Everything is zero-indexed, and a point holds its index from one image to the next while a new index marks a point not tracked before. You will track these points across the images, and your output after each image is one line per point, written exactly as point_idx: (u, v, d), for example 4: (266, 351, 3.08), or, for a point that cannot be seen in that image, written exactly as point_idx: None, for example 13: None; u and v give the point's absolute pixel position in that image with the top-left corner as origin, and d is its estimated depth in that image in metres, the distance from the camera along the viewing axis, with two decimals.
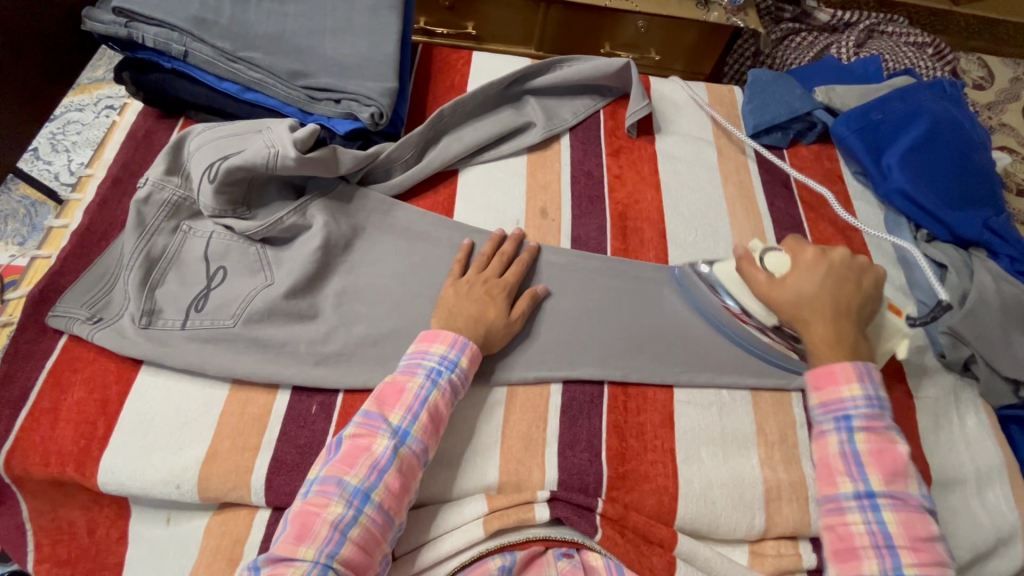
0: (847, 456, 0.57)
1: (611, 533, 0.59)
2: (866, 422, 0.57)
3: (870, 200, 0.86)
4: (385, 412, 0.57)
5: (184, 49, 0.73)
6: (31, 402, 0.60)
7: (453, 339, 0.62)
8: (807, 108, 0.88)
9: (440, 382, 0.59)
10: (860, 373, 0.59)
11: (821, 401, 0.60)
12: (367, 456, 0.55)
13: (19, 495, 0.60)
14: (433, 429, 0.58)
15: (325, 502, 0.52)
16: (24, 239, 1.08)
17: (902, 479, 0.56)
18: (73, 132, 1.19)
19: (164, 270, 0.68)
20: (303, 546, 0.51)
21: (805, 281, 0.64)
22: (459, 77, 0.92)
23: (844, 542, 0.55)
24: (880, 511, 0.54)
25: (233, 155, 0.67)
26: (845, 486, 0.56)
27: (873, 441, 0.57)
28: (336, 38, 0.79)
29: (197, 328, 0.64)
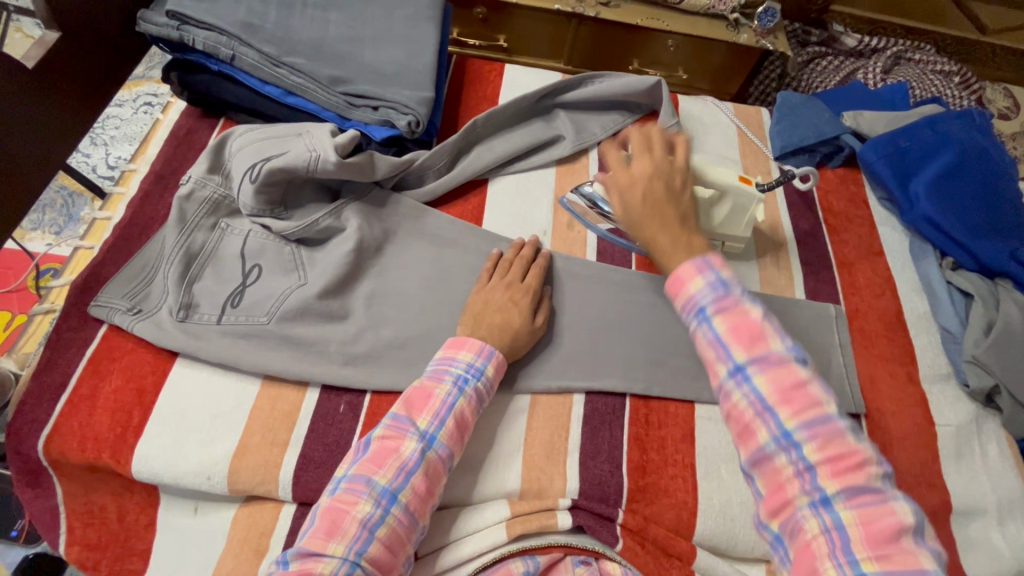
0: (709, 341, 0.50)
1: (631, 543, 0.60)
2: (716, 304, 0.51)
3: (895, 226, 0.87)
4: (412, 416, 0.58)
5: (232, 53, 0.75)
6: (71, 388, 0.62)
7: (479, 347, 0.63)
8: (835, 132, 0.89)
9: (466, 390, 0.60)
10: (699, 263, 0.53)
11: (673, 303, 0.54)
12: (396, 457, 0.55)
13: (55, 478, 0.61)
14: (458, 436, 0.59)
15: (354, 500, 0.53)
16: (61, 228, 1.10)
17: (765, 339, 0.49)
18: (111, 127, 1.21)
19: (202, 266, 0.69)
20: (332, 542, 0.51)
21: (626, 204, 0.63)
22: (492, 88, 0.94)
23: (738, 424, 0.48)
24: (752, 380, 0.48)
25: (276, 156, 0.69)
26: (719, 372, 0.50)
27: (726, 316, 0.50)
28: (376, 47, 0.81)
29: (233, 323, 0.66)
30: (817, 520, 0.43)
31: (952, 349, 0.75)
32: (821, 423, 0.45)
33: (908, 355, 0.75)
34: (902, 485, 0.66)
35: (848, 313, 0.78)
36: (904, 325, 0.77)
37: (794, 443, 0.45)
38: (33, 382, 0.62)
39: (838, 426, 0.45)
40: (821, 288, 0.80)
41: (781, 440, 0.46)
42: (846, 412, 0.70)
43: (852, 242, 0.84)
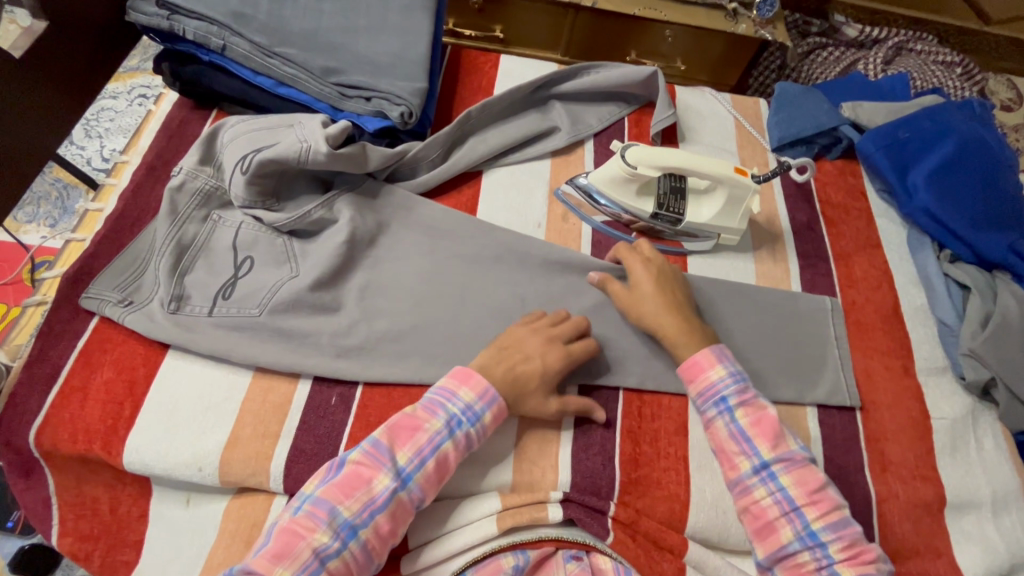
0: (736, 435, 0.59)
1: (623, 537, 0.59)
2: (740, 398, 0.61)
3: (893, 218, 0.86)
4: (394, 447, 0.56)
5: (223, 43, 0.75)
6: (62, 379, 0.62)
7: (482, 389, 0.60)
8: (834, 123, 0.88)
9: (457, 433, 0.58)
10: (720, 356, 0.63)
11: (698, 392, 0.62)
12: (365, 491, 0.54)
13: (47, 469, 0.61)
14: (436, 476, 0.57)
15: (313, 527, 0.52)
16: (56, 221, 1.09)
17: (784, 440, 0.59)
18: (106, 119, 1.20)
19: (194, 258, 0.69)
20: (280, 565, 0.50)
21: (643, 288, 0.68)
22: (487, 78, 0.94)
23: (760, 520, 0.57)
24: (778, 478, 0.58)
25: (268, 147, 0.69)
26: (744, 465, 0.59)
27: (750, 413, 0.60)
28: (370, 37, 0.80)
29: (225, 315, 0.66)
30: None
31: (948, 342, 0.74)
32: (839, 523, 0.56)
33: (905, 349, 0.75)
34: (896, 478, 0.66)
35: (845, 306, 0.78)
36: (901, 318, 0.77)
37: (817, 541, 0.55)
38: (24, 373, 0.62)
39: (854, 528, 0.56)
40: (817, 281, 0.79)
41: (805, 538, 0.56)
42: (840, 406, 0.70)
43: (849, 234, 0.84)
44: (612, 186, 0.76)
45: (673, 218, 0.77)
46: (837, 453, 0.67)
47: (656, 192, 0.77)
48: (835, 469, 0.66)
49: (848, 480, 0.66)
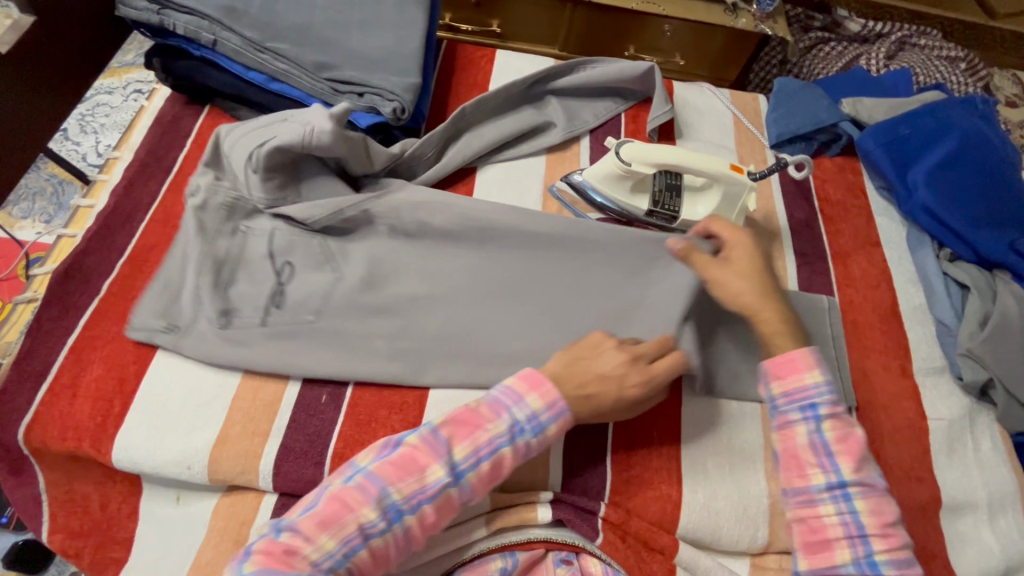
0: (816, 447, 0.54)
1: (613, 538, 0.59)
2: (832, 409, 0.54)
3: (893, 216, 0.85)
4: (452, 441, 0.52)
5: (214, 38, 0.74)
6: (52, 376, 0.62)
7: (552, 400, 0.53)
8: (834, 119, 0.87)
9: (519, 440, 0.53)
10: (819, 360, 0.56)
11: (782, 391, 0.56)
12: (418, 478, 0.50)
13: (37, 466, 0.61)
14: (488, 478, 0.53)
15: (362, 501, 0.49)
16: (51, 217, 1.09)
17: (867, 465, 0.54)
18: (101, 114, 1.20)
19: (233, 271, 0.67)
20: (324, 533, 0.47)
21: (740, 268, 0.62)
22: (483, 74, 0.93)
23: (817, 534, 0.53)
24: (852, 500, 0.52)
25: (270, 139, 0.67)
26: (816, 478, 0.53)
27: (839, 428, 0.54)
28: (363, 32, 0.79)
29: (276, 326, 0.65)
30: None
31: (946, 342, 0.74)
32: (904, 563, 0.51)
33: (903, 349, 0.74)
34: (892, 480, 0.65)
35: (842, 305, 0.77)
36: (900, 318, 0.76)
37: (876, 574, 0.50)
38: (14, 370, 0.62)
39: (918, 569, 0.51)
40: (815, 279, 0.78)
41: (863, 566, 0.51)
42: None
43: (848, 233, 0.83)
44: (606, 183, 0.75)
45: (668, 216, 0.76)
46: None
47: (651, 189, 0.76)
48: None
49: None
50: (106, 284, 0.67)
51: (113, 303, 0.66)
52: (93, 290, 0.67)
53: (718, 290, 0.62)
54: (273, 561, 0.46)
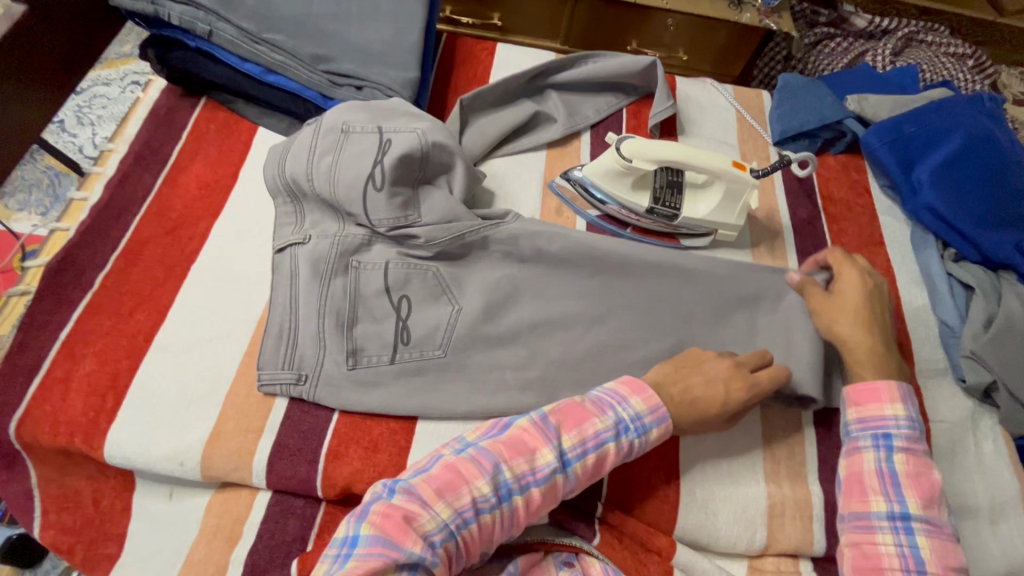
0: (884, 474, 0.56)
1: (609, 539, 0.59)
2: (907, 443, 0.57)
3: (897, 215, 0.84)
4: (560, 428, 0.54)
5: (209, 28, 0.72)
6: (44, 371, 0.61)
7: (654, 402, 0.56)
8: (837, 116, 0.86)
9: (622, 437, 0.55)
10: (905, 395, 0.59)
11: (859, 416, 0.59)
12: (529, 458, 0.52)
13: (30, 462, 0.61)
14: (590, 473, 0.54)
15: (477, 474, 0.50)
16: (47, 209, 1.09)
17: (936, 506, 0.55)
18: (98, 106, 1.19)
19: (354, 311, 0.65)
20: (441, 501, 0.48)
21: (845, 301, 0.64)
22: (482, 67, 0.91)
23: (871, 559, 0.54)
24: (914, 535, 0.54)
25: (382, 151, 0.67)
26: (878, 505, 0.56)
27: (912, 463, 0.56)
28: (360, 24, 0.78)
29: (408, 361, 0.64)
30: None
31: (949, 344, 0.73)
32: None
33: (905, 350, 0.73)
34: None
35: None
36: (903, 319, 0.75)
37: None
38: (6, 364, 0.61)
39: None
40: None
41: None
42: None
43: (851, 232, 0.82)
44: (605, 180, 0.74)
45: (668, 214, 0.75)
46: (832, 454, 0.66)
47: (652, 186, 0.75)
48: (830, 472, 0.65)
49: None
50: (100, 278, 0.67)
51: (107, 297, 0.66)
52: (87, 284, 0.66)
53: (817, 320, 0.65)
54: (392, 517, 0.45)
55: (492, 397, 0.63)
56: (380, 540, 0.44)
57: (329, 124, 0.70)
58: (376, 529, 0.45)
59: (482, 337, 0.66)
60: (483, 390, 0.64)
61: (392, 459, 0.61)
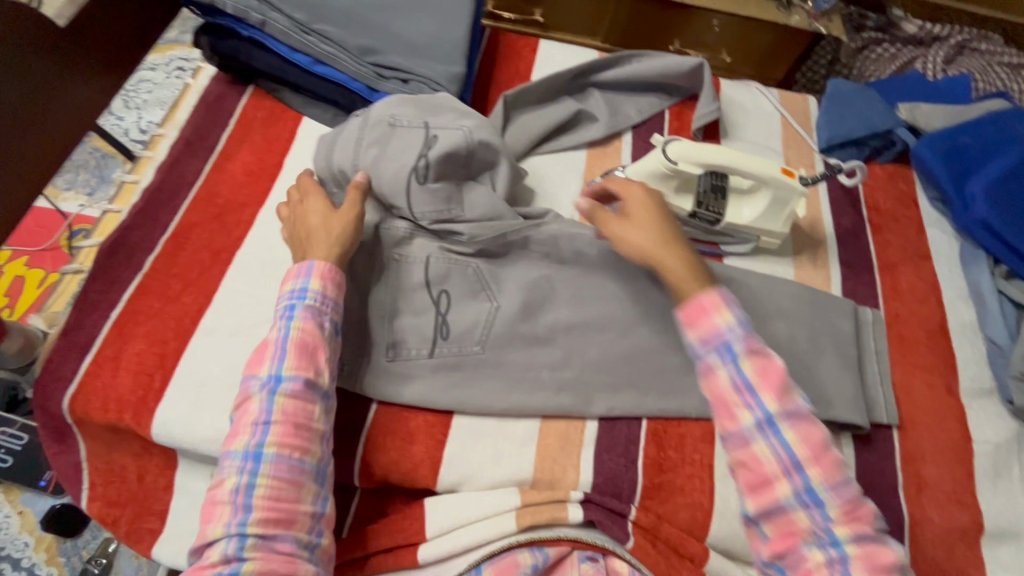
0: (742, 388, 0.50)
1: (643, 542, 0.59)
2: (746, 345, 0.51)
3: (946, 229, 0.82)
4: (255, 371, 0.56)
5: (263, 18, 0.73)
6: (96, 348, 0.63)
7: (302, 268, 0.60)
8: (888, 125, 0.84)
9: (296, 317, 0.58)
10: (727, 298, 0.54)
11: (699, 337, 0.53)
12: (249, 416, 0.54)
13: (79, 436, 0.63)
14: (307, 360, 0.56)
15: (220, 479, 0.52)
16: (93, 189, 1.11)
17: (791, 392, 0.51)
18: (144, 90, 1.21)
19: (395, 304, 0.66)
20: (211, 527, 0.51)
21: (643, 227, 0.61)
22: (525, 63, 0.91)
23: (756, 475, 0.50)
24: (783, 433, 0.49)
25: (428, 146, 0.68)
26: (745, 418, 0.50)
27: (758, 363, 0.51)
28: (408, 17, 0.78)
29: (446, 356, 0.65)
30: None
31: (996, 363, 0.71)
32: (842, 481, 0.48)
33: (948, 367, 0.72)
34: (931, 501, 0.64)
35: (887, 319, 0.75)
36: (947, 336, 0.74)
37: (815, 499, 0.48)
38: (60, 341, 0.63)
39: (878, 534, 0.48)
40: (860, 290, 0.76)
41: (805, 498, 0.48)
42: (876, 423, 0.68)
43: (897, 244, 0.80)
44: (650, 182, 0.73)
45: (712, 218, 0.74)
46: (871, 471, 0.65)
47: (696, 190, 0.74)
48: (868, 488, 0.64)
49: (881, 501, 0.64)
50: (149, 261, 0.68)
51: (155, 280, 0.67)
52: (137, 266, 0.68)
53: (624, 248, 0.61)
54: (197, 568, 0.49)
55: (528, 395, 0.64)
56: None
57: (376, 116, 0.70)
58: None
59: (520, 334, 0.66)
60: (520, 388, 0.64)
61: (428, 451, 0.62)
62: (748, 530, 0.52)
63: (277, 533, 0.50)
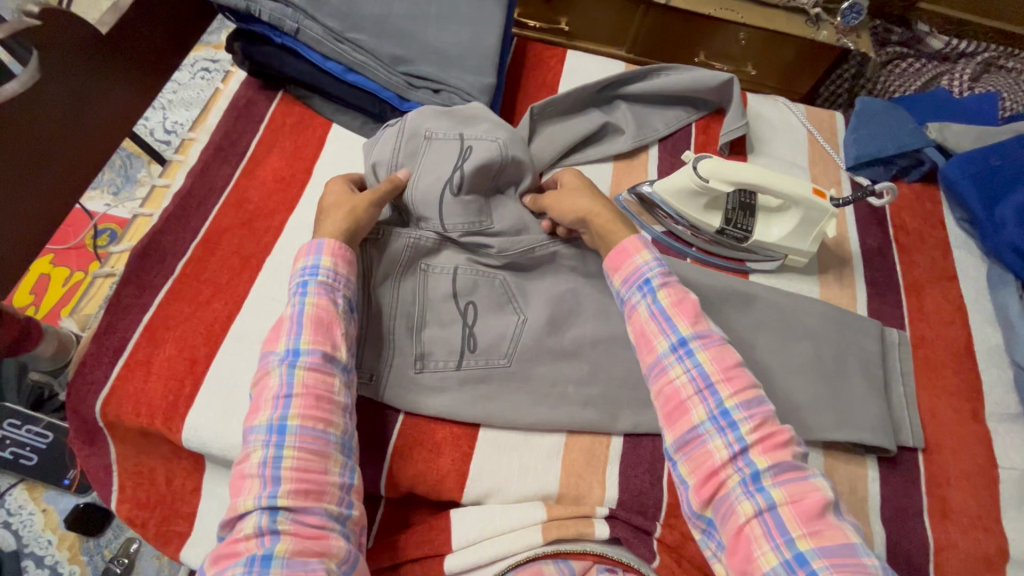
0: (656, 315, 0.54)
1: (669, 561, 0.59)
2: (662, 278, 0.56)
3: (972, 250, 0.81)
4: (273, 346, 0.57)
5: (296, 26, 0.73)
6: (128, 352, 0.64)
7: (312, 245, 0.61)
8: (918, 144, 0.83)
9: (310, 290, 0.58)
10: (646, 242, 0.59)
11: (621, 279, 0.58)
12: (270, 392, 0.54)
13: (109, 439, 0.63)
14: (324, 334, 0.57)
15: (247, 454, 0.53)
16: (118, 189, 1.13)
17: (704, 320, 0.54)
18: (169, 90, 1.22)
19: (423, 315, 0.66)
20: (242, 499, 0.51)
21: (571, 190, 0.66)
22: (553, 74, 0.91)
23: (673, 401, 0.51)
24: (695, 355, 0.52)
25: (463, 158, 0.68)
26: (661, 345, 0.53)
27: (673, 294, 0.55)
28: (440, 27, 0.78)
29: (473, 368, 0.65)
30: (750, 502, 0.45)
31: None
32: (753, 401, 0.50)
33: (974, 390, 0.71)
34: (957, 527, 0.64)
35: (913, 340, 0.74)
36: (974, 359, 0.73)
37: (729, 422, 0.49)
38: (93, 344, 0.64)
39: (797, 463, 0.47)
40: (886, 310, 0.76)
41: (717, 417, 0.49)
42: (902, 445, 0.67)
43: (923, 264, 0.80)
44: (679, 198, 0.74)
45: (739, 235, 0.74)
46: (896, 495, 0.65)
47: (724, 207, 0.75)
48: (893, 512, 0.64)
49: (906, 526, 0.63)
50: (180, 266, 0.69)
51: (186, 285, 0.68)
52: (168, 270, 0.68)
53: (560, 214, 0.66)
54: (231, 542, 0.50)
55: (555, 409, 0.64)
56: (235, 566, 0.48)
57: (412, 127, 0.71)
58: (227, 565, 0.49)
59: (547, 348, 0.66)
60: (547, 402, 0.64)
61: (455, 464, 0.62)
62: (670, 472, 0.52)
63: (308, 505, 0.50)
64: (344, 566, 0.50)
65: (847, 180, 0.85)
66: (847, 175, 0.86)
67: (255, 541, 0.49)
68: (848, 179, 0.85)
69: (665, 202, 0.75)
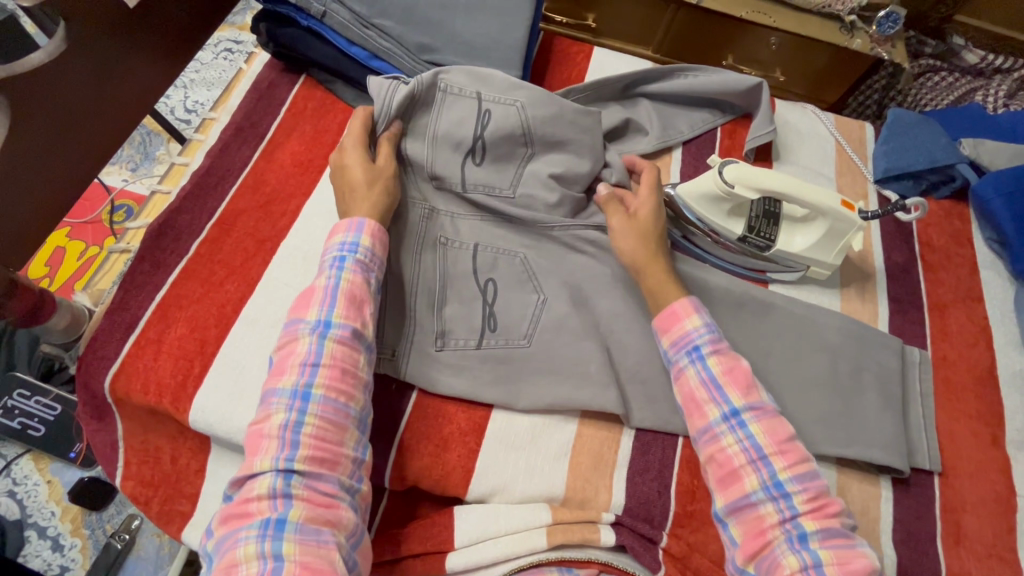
0: (708, 383, 0.56)
1: (673, 572, 0.58)
2: (713, 346, 0.57)
3: (1000, 270, 0.79)
4: (302, 314, 0.56)
5: (323, 9, 0.73)
6: (139, 330, 0.63)
7: (352, 222, 0.61)
8: (950, 160, 0.81)
9: (347, 265, 0.58)
10: (697, 306, 0.60)
11: (670, 342, 0.59)
12: (296, 358, 0.54)
13: (117, 416, 0.63)
14: (356, 311, 0.56)
15: (267, 415, 0.52)
16: (137, 166, 1.14)
17: (756, 390, 0.56)
18: (191, 69, 1.22)
19: (442, 291, 0.65)
20: (259, 459, 0.50)
21: (638, 229, 0.65)
22: (578, 70, 0.90)
23: (724, 467, 0.53)
24: (747, 426, 0.54)
25: (483, 122, 0.68)
26: (713, 413, 0.55)
27: (723, 362, 0.56)
28: (467, 16, 0.77)
29: (493, 347, 0.64)
30: (798, 559, 0.48)
31: None
32: (807, 475, 0.52)
33: (995, 416, 0.69)
34: (970, 554, 0.62)
35: (935, 360, 0.73)
36: (996, 383, 0.71)
37: (782, 492, 0.51)
38: (106, 320, 0.64)
39: (843, 530, 0.50)
40: (908, 328, 0.74)
41: (770, 487, 0.51)
42: (917, 467, 0.66)
43: (949, 283, 0.78)
44: (700, 202, 0.72)
45: (762, 243, 0.72)
46: (909, 518, 0.63)
47: (748, 214, 0.73)
48: (904, 534, 0.62)
49: (918, 550, 0.62)
50: (195, 245, 0.68)
51: (200, 264, 0.67)
52: (183, 249, 0.68)
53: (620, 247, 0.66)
54: (243, 500, 0.49)
55: (563, 410, 0.63)
56: (248, 528, 0.47)
57: (428, 84, 0.69)
58: (238, 525, 0.48)
59: (560, 347, 0.65)
60: (555, 402, 0.63)
61: (461, 460, 0.61)
62: (721, 534, 0.54)
63: (322, 472, 0.50)
64: (350, 538, 0.50)
65: (875, 194, 0.83)
66: (875, 188, 0.84)
67: (266, 503, 0.48)
68: (875, 192, 0.83)
69: (685, 205, 0.73)
